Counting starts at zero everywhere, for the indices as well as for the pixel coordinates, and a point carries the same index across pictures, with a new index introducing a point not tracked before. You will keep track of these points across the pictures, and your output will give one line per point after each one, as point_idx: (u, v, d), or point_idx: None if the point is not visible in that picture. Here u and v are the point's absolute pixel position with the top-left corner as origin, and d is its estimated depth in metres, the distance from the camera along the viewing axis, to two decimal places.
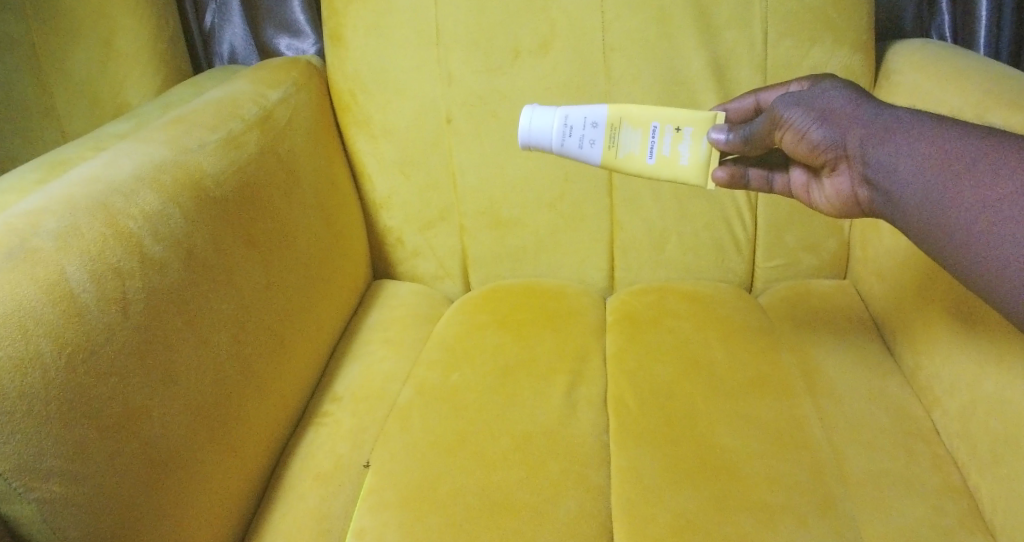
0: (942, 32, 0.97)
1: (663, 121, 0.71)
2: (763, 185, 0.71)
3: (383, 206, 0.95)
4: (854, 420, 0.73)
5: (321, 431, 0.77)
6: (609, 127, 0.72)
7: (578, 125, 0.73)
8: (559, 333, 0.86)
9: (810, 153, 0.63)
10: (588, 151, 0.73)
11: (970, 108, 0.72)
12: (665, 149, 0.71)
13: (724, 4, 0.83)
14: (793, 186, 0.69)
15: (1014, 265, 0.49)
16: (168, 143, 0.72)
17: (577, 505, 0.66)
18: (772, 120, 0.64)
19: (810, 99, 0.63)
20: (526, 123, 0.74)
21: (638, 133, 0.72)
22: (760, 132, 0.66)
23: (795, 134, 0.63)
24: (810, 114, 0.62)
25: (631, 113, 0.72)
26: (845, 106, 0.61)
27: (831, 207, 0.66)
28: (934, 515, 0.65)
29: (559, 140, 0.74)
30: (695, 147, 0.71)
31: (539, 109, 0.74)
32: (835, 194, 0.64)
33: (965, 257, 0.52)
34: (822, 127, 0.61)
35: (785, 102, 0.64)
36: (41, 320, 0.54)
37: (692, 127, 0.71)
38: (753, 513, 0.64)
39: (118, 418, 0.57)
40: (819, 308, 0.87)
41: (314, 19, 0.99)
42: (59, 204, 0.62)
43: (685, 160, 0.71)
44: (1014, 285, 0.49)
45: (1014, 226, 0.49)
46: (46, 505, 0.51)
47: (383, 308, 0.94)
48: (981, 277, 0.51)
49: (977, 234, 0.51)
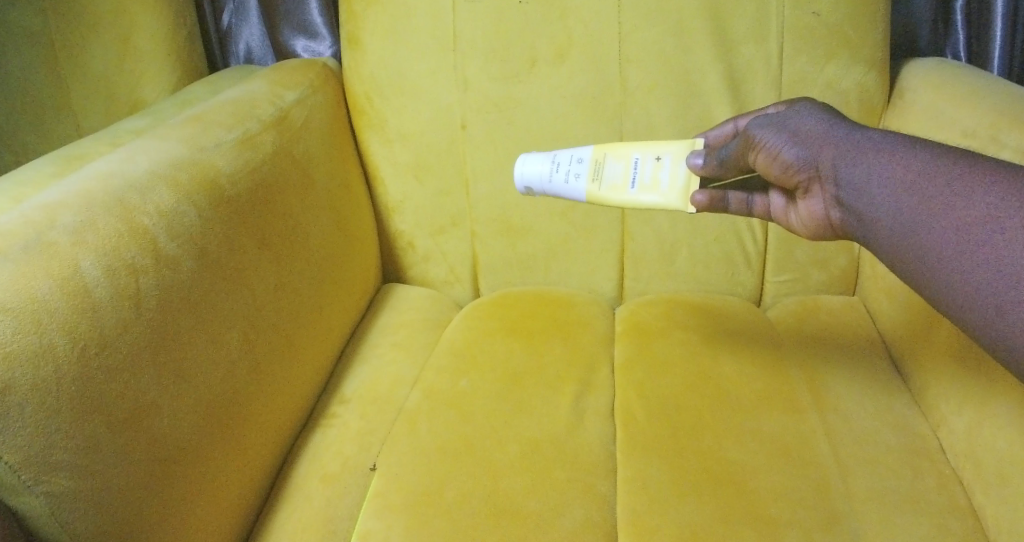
0: (957, 52, 0.96)
1: (644, 151, 0.72)
2: (743, 208, 0.71)
3: (396, 210, 0.96)
4: (861, 438, 0.73)
5: (329, 432, 0.77)
6: (593, 162, 0.74)
7: (565, 162, 0.75)
8: (569, 341, 0.86)
9: (782, 174, 0.63)
10: (573, 186, 0.75)
11: (984, 129, 0.73)
12: (647, 177, 0.72)
13: (741, 17, 0.84)
14: (773, 209, 0.69)
15: (986, 289, 0.49)
16: (185, 140, 0.72)
17: (583, 513, 0.67)
18: (746, 142, 0.66)
19: (784, 121, 0.64)
20: (520, 167, 0.78)
21: (620, 165, 0.73)
22: (734, 153, 0.67)
23: (768, 155, 0.64)
24: (782, 135, 0.63)
25: (615, 149, 0.74)
26: (816, 127, 0.62)
27: (806, 229, 0.66)
28: (939, 531, 0.65)
29: (548, 177, 0.76)
30: (674, 172, 0.71)
31: (532, 155, 0.77)
32: (809, 216, 0.65)
33: (937, 279, 0.52)
34: (794, 147, 0.62)
35: (759, 124, 0.65)
36: (56, 313, 0.54)
37: (672, 154, 0.72)
38: (757, 526, 0.65)
39: (128, 413, 0.57)
40: (828, 324, 0.87)
41: (331, 21, 1.00)
42: (77, 197, 0.62)
43: (665, 186, 0.71)
44: (987, 309, 0.49)
45: (986, 248, 0.49)
46: (55, 499, 0.52)
47: (394, 311, 0.94)
48: (954, 300, 0.51)
49: (949, 257, 0.51)
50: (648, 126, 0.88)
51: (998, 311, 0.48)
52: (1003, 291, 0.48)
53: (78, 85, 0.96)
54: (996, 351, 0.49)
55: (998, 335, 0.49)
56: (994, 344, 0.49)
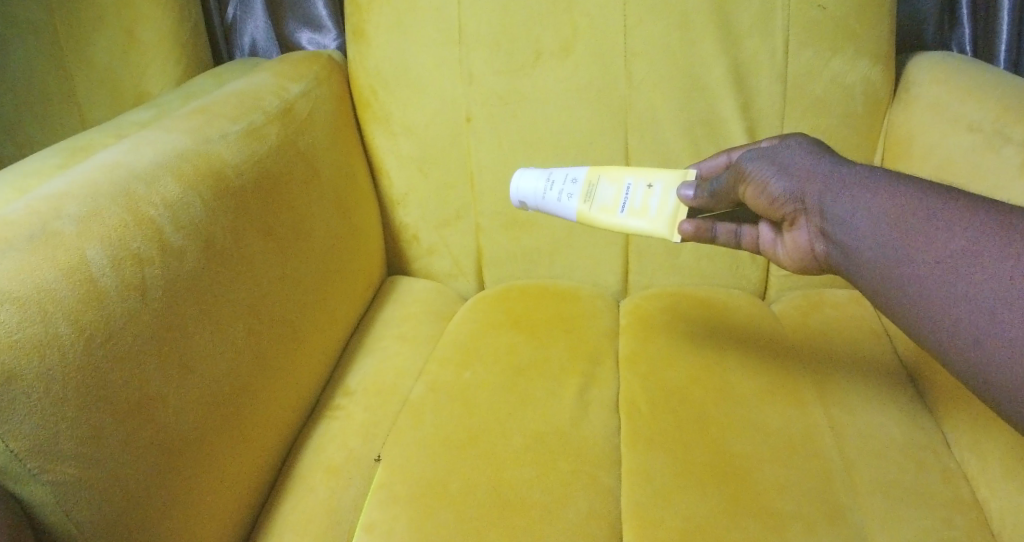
0: (963, 46, 0.96)
1: (638, 177, 0.73)
2: (731, 240, 0.71)
3: (401, 203, 0.96)
4: (866, 430, 0.73)
5: (333, 424, 0.77)
6: (587, 184, 0.74)
7: (560, 181, 0.75)
8: (573, 334, 0.86)
9: (770, 206, 0.64)
10: (565, 205, 0.75)
11: (988, 124, 0.75)
12: (637, 203, 0.72)
13: (746, 11, 0.83)
14: (762, 241, 0.70)
15: (965, 321, 0.50)
16: (189, 132, 0.72)
17: (588, 505, 0.67)
18: (736, 174, 0.67)
19: (773, 155, 0.65)
20: (516, 182, 0.78)
21: (612, 189, 0.73)
22: (725, 186, 0.68)
23: (757, 187, 0.65)
24: (771, 168, 0.64)
25: (609, 172, 0.74)
26: (803, 161, 0.63)
27: (791, 261, 0.66)
28: (944, 525, 0.64)
29: (542, 194, 0.76)
30: (663, 200, 0.71)
31: (528, 170, 0.78)
32: (794, 247, 0.65)
33: (921, 310, 0.53)
34: (782, 179, 0.63)
35: (750, 157, 0.66)
36: (62, 301, 0.54)
37: (664, 182, 0.72)
38: (761, 518, 0.65)
39: (132, 403, 0.57)
40: (833, 318, 0.86)
41: (336, 14, 1.00)
42: (81, 188, 0.62)
43: (654, 213, 0.71)
44: (965, 341, 0.50)
45: (965, 282, 0.51)
46: (58, 487, 0.52)
47: (398, 303, 0.94)
48: (933, 333, 0.52)
49: (930, 291, 0.52)
50: (653, 120, 0.88)
51: (976, 344, 0.50)
52: (981, 324, 0.49)
53: (82, 78, 0.96)
54: (973, 384, 0.51)
55: (975, 367, 0.50)
56: (971, 376, 0.51)
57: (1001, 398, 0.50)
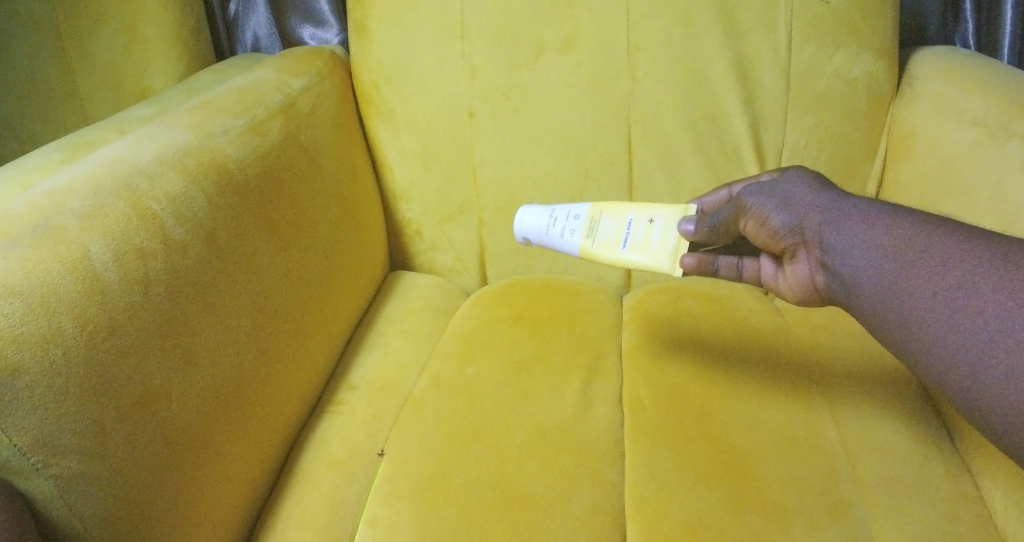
0: (966, 41, 0.96)
1: (639, 213, 0.72)
2: (733, 273, 0.71)
3: (403, 197, 0.96)
4: (870, 424, 0.73)
5: (336, 419, 0.77)
6: (589, 220, 0.74)
7: (563, 218, 0.76)
8: (576, 328, 0.86)
9: (770, 239, 0.65)
10: (567, 241, 0.75)
11: (993, 118, 0.75)
12: (638, 238, 0.71)
13: (748, 6, 0.83)
14: (762, 274, 0.69)
15: (962, 355, 0.51)
16: (191, 127, 0.72)
17: (591, 499, 0.67)
18: (737, 208, 0.67)
19: (773, 188, 0.66)
20: (520, 219, 0.79)
21: (614, 224, 0.73)
22: (726, 219, 0.68)
23: (758, 221, 0.65)
24: (771, 201, 0.64)
25: (612, 208, 0.74)
26: (803, 193, 0.64)
27: (794, 295, 0.66)
28: (947, 519, 0.64)
29: (545, 230, 0.77)
30: (664, 235, 0.70)
31: (532, 208, 0.79)
32: (795, 282, 0.65)
33: (919, 339, 0.54)
34: (783, 213, 0.63)
35: (751, 192, 0.66)
36: (64, 294, 0.54)
37: (665, 218, 0.71)
38: (764, 513, 0.65)
39: (137, 398, 0.57)
40: (836, 312, 0.86)
41: (338, 9, 1.00)
42: (83, 183, 0.62)
43: (655, 248, 0.70)
44: (963, 373, 0.51)
45: (962, 315, 0.51)
46: (63, 481, 0.52)
47: (401, 298, 0.94)
48: (932, 366, 0.53)
49: (929, 320, 0.53)
50: (656, 115, 0.88)
51: (973, 376, 0.50)
52: (977, 356, 0.50)
53: (84, 74, 0.96)
54: (972, 415, 0.51)
55: (974, 399, 0.51)
56: (969, 406, 0.51)
57: (999, 431, 0.50)
